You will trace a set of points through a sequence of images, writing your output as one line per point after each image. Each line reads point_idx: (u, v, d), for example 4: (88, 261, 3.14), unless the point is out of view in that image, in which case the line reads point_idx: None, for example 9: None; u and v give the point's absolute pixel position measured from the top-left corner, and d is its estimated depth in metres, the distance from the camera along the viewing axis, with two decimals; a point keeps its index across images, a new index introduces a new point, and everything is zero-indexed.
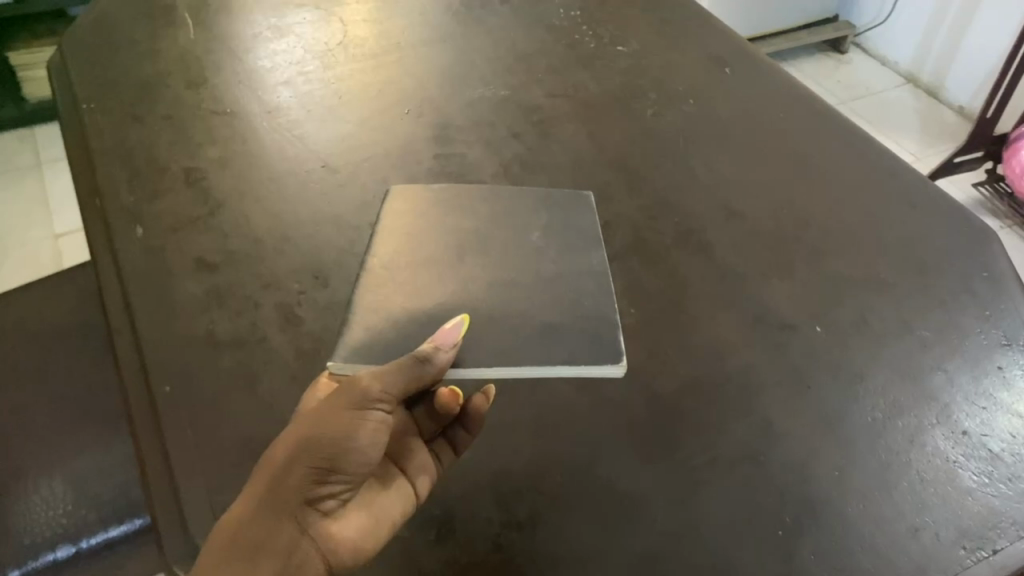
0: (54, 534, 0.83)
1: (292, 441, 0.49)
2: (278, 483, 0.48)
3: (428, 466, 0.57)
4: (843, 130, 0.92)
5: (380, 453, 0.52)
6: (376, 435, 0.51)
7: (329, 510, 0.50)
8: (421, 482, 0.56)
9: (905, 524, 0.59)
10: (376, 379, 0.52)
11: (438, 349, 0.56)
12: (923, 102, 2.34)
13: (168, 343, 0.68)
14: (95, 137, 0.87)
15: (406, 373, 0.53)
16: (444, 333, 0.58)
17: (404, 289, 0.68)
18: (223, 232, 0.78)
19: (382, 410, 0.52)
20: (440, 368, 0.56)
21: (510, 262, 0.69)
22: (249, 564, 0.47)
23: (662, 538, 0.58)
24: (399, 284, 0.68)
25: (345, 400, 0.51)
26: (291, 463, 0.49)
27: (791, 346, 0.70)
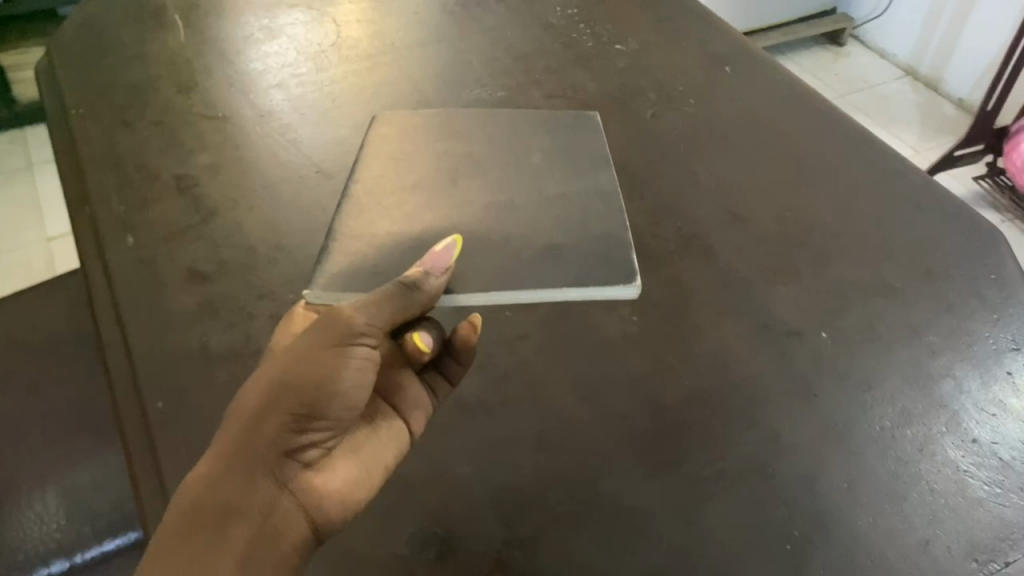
0: (47, 550, 0.81)
1: (266, 389, 0.49)
2: (249, 436, 0.48)
3: (422, 399, 0.59)
4: (846, 130, 0.90)
5: (362, 396, 0.51)
6: (358, 376, 0.51)
7: (310, 459, 0.51)
8: (415, 420, 0.58)
9: (916, 538, 0.57)
10: (359, 311, 0.51)
11: (429, 273, 0.55)
12: (922, 95, 2.32)
13: (161, 357, 0.67)
14: (84, 144, 0.85)
15: (392, 303, 0.52)
16: (436, 256, 0.56)
17: (398, 218, 0.66)
18: (215, 240, 0.76)
19: (364, 345, 0.51)
20: (432, 294, 0.55)
21: (508, 183, 0.70)
22: (221, 526, 0.47)
23: (669, 555, 0.56)
24: (392, 212, 0.67)
25: (325, 337, 0.50)
26: (265, 413, 0.48)
27: (797, 353, 0.69)
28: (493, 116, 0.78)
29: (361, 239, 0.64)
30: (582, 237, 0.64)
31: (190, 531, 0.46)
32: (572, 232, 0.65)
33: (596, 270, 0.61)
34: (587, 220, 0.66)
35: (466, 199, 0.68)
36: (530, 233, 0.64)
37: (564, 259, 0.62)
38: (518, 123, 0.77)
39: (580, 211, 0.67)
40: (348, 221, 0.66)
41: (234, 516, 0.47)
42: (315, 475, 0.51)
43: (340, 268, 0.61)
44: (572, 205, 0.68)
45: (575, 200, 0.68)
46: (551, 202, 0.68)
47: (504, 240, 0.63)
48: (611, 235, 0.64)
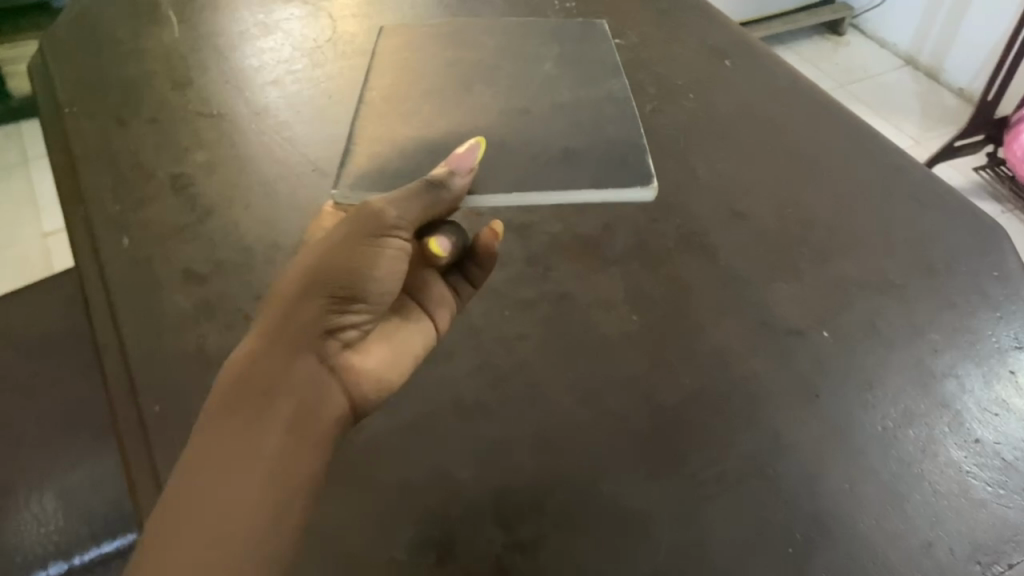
0: (45, 552, 0.81)
1: (301, 278, 0.57)
2: (290, 318, 0.56)
3: (445, 299, 0.67)
4: (847, 125, 0.90)
5: (396, 282, 0.60)
6: (393, 262, 0.59)
7: (349, 340, 0.59)
8: (439, 315, 0.66)
9: (918, 540, 0.57)
10: (391, 206, 0.59)
11: (453, 175, 0.63)
12: (922, 84, 2.31)
13: (158, 359, 0.66)
14: (79, 142, 0.84)
15: (419, 201, 0.61)
16: (460, 158, 0.64)
17: (415, 124, 0.75)
18: (212, 240, 0.75)
19: (398, 238, 0.59)
20: (457, 194, 0.63)
21: (520, 92, 0.78)
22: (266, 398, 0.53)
23: (669, 557, 0.56)
24: (411, 122, 0.75)
25: (363, 228, 0.58)
26: (303, 298, 0.56)
27: (798, 352, 0.68)
28: (504, 33, 0.88)
29: (383, 141, 0.73)
30: (600, 142, 0.72)
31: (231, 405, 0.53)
32: (588, 137, 0.73)
33: (610, 168, 0.69)
34: (602, 126, 0.74)
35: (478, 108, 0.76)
36: (548, 140, 0.72)
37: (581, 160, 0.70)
38: (531, 40, 0.87)
39: (593, 117, 0.76)
40: (370, 126, 0.75)
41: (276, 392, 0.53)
42: (354, 355, 0.59)
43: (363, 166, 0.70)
44: (583, 112, 0.77)
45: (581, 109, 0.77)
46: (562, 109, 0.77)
47: (520, 144, 0.71)
48: (624, 145, 0.72)
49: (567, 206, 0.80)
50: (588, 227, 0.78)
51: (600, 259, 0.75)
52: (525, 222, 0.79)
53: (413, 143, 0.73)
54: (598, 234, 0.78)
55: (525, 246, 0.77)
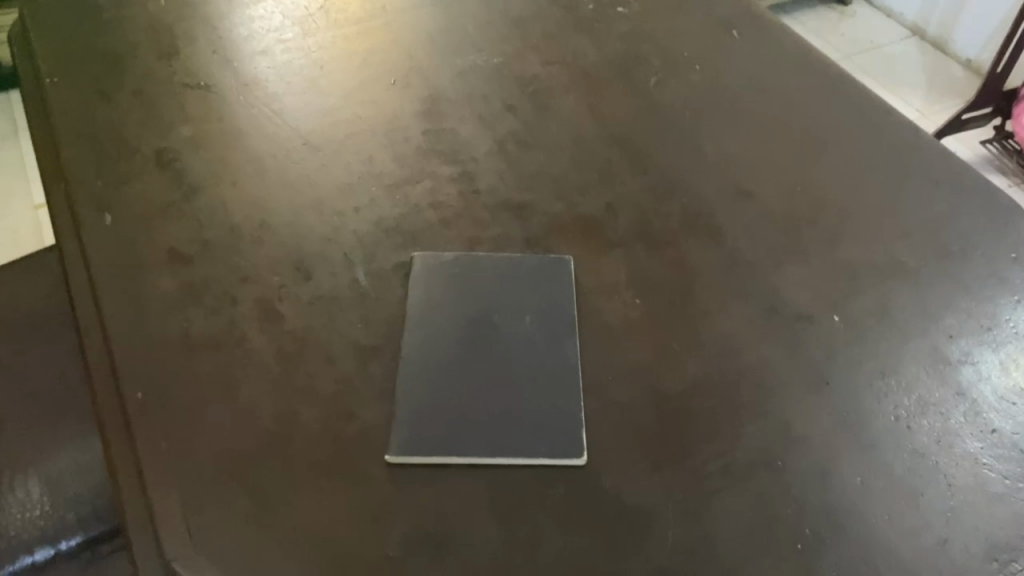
0: (30, 538, 0.79)
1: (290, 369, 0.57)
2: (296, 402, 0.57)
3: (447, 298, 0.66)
4: (859, 99, 0.86)
5: None
6: None
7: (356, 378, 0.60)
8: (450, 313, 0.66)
9: (933, 536, 0.55)
10: None
11: None
12: (929, 56, 2.27)
13: (141, 344, 0.63)
14: (59, 115, 0.81)
15: None
16: None
17: (391, 95, 0.85)
18: (198, 219, 0.72)
19: None
20: None
21: (492, 72, 0.88)
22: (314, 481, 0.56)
23: (674, 555, 0.54)
24: (389, 93, 0.85)
25: None
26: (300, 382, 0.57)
27: (808, 339, 0.66)
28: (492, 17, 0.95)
29: (363, 112, 0.83)
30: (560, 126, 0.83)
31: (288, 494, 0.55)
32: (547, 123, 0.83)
33: (569, 151, 0.80)
34: (567, 118, 0.84)
35: (458, 94, 0.85)
36: (511, 121, 0.83)
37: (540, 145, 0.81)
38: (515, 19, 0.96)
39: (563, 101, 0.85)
40: (355, 93, 0.85)
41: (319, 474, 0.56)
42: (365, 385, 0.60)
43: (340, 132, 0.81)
44: (549, 95, 0.86)
45: (549, 91, 0.86)
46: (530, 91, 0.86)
47: (478, 123, 0.82)
48: (583, 134, 0.82)
49: (568, 184, 0.77)
50: (589, 206, 0.75)
51: (602, 240, 0.73)
52: (524, 201, 0.75)
53: (386, 113, 0.83)
54: (601, 214, 0.75)
55: (524, 226, 0.74)
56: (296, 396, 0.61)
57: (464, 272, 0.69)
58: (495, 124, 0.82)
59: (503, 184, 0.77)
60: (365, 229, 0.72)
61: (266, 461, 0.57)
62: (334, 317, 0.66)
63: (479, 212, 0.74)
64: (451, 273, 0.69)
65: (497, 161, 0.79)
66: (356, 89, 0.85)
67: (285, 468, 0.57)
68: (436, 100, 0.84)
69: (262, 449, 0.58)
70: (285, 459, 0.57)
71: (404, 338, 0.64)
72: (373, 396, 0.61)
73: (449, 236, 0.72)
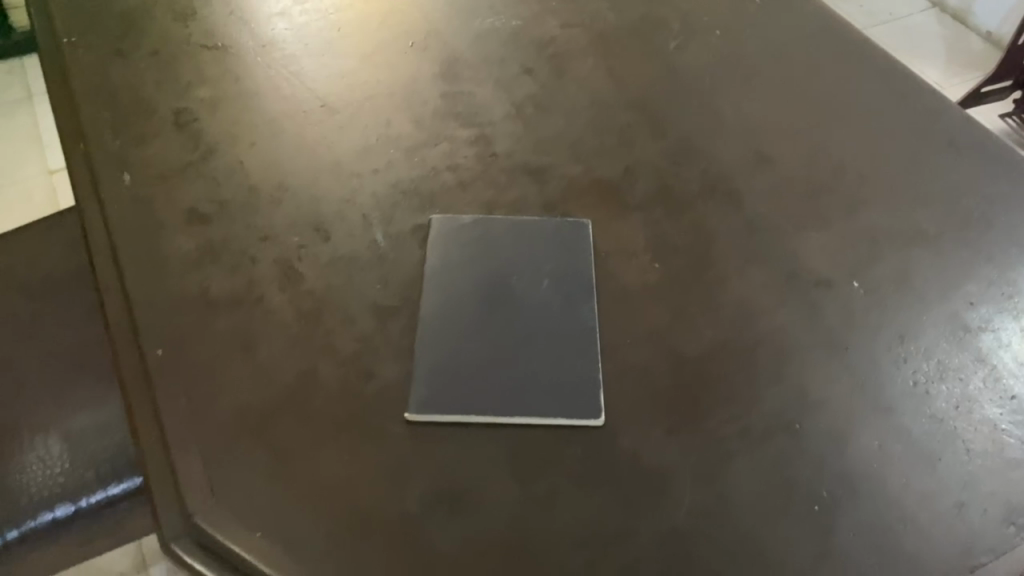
0: (51, 495, 0.80)
1: None
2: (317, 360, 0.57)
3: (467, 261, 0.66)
4: (882, 66, 0.85)
5: None
6: None
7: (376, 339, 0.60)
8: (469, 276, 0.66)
9: (951, 500, 0.55)
10: None
11: None
12: (949, 28, 2.24)
13: (161, 303, 0.64)
14: (77, 75, 0.81)
15: None
16: None
17: (407, 52, 0.85)
18: (216, 179, 0.72)
19: None
20: None
21: (508, 31, 0.88)
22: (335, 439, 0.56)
23: (690, 515, 0.54)
24: (404, 50, 0.85)
25: None
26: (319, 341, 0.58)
27: (826, 304, 0.65)
28: None
29: (380, 70, 0.83)
30: (576, 85, 0.82)
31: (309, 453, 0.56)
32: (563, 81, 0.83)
33: (586, 110, 0.80)
34: (586, 78, 0.83)
35: (477, 53, 0.85)
36: (527, 80, 0.83)
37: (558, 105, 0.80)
38: None
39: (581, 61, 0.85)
40: (370, 51, 0.85)
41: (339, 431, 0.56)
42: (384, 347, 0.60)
43: (357, 90, 0.81)
44: (566, 54, 0.86)
45: (565, 50, 0.86)
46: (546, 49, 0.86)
47: (496, 80, 0.82)
48: (601, 93, 0.82)
49: (586, 148, 0.77)
50: (607, 170, 0.75)
51: (621, 204, 0.72)
52: (542, 164, 0.75)
53: (403, 73, 0.83)
54: (619, 178, 0.74)
55: (542, 190, 0.73)
56: (315, 355, 0.61)
57: (482, 235, 0.69)
58: (513, 83, 0.82)
59: (522, 144, 0.77)
60: (382, 191, 0.72)
61: (286, 418, 0.57)
62: (352, 278, 0.66)
63: (496, 175, 0.74)
64: (469, 236, 0.69)
65: (514, 119, 0.79)
66: (371, 48, 0.85)
67: (305, 426, 0.57)
68: (453, 58, 0.84)
69: (281, 406, 0.58)
70: (304, 416, 0.58)
71: (421, 299, 0.64)
72: (391, 356, 0.61)
73: (467, 198, 0.72)
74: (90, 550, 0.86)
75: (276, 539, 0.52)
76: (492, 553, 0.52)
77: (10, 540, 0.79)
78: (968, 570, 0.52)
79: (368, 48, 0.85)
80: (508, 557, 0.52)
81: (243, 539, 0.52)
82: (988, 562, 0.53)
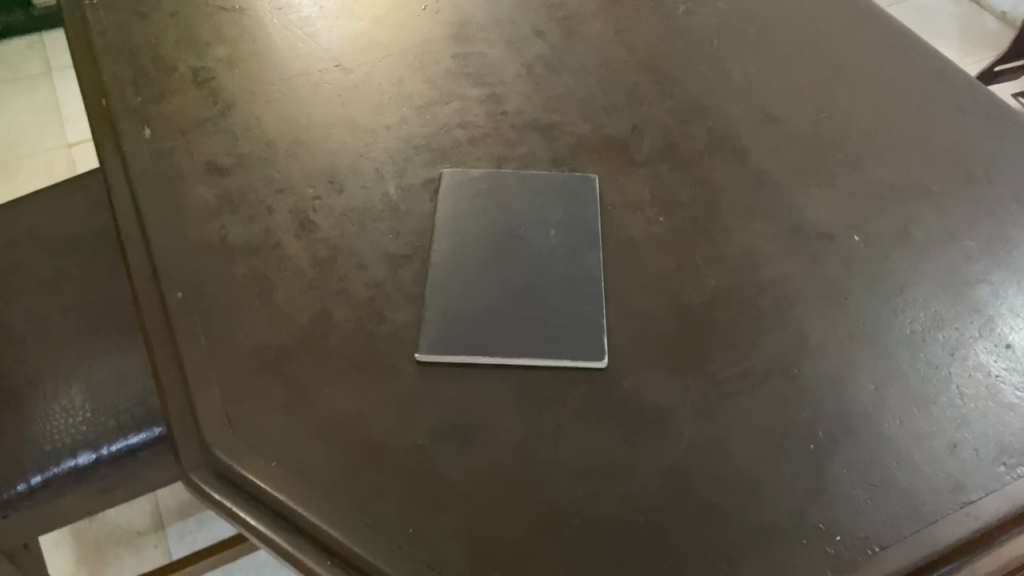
0: (74, 443, 0.83)
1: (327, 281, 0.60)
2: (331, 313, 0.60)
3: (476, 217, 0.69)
4: (888, 29, 0.86)
5: None
6: None
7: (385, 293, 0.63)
8: (477, 231, 0.68)
9: (944, 441, 0.57)
10: None
11: None
12: (963, 8, 2.23)
13: (180, 248, 0.66)
14: (98, 33, 0.83)
15: None
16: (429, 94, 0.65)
17: (420, 14, 0.87)
18: (234, 133, 0.74)
19: None
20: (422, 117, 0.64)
21: None
22: (347, 379, 0.59)
23: (690, 451, 0.56)
24: (418, 12, 0.87)
25: None
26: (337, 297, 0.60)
27: (827, 256, 0.67)
28: None
29: (393, 30, 0.85)
30: (585, 46, 0.84)
31: (321, 390, 0.58)
32: (573, 42, 0.84)
33: (594, 71, 0.82)
34: (595, 40, 0.85)
35: (489, 17, 0.87)
36: (539, 43, 0.84)
37: (569, 65, 0.82)
38: None
39: (591, 24, 0.87)
40: (385, 14, 0.87)
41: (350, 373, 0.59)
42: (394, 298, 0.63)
43: (371, 50, 0.83)
44: (576, 17, 0.87)
45: (576, 13, 0.88)
46: (556, 12, 0.88)
47: (508, 41, 0.84)
48: (609, 52, 0.84)
49: (596, 107, 0.78)
50: (615, 128, 0.76)
51: (628, 160, 0.74)
52: (551, 122, 0.77)
53: (418, 33, 0.85)
54: (627, 135, 0.76)
55: (551, 146, 0.75)
56: (330, 299, 0.63)
57: (492, 188, 0.71)
58: (524, 45, 0.84)
59: (534, 103, 0.78)
60: (396, 146, 0.74)
61: (301, 357, 0.60)
62: (366, 227, 0.68)
63: (507, 131, 0.76)
64: (479, 188, 0.71)
65: (526, 79, 0.81)
66: (385, 10, 0.87)
67: (319, 363, 0.59)
68: (466, 21, 0.86)
69: (297, 346, 0.60)
70: (319, 355, 0.60)
71: (433, 247, 0.66)
72: (403, 300, 0.63)
73: (478, 154, 0.74)
74: (106, 499, 0.88)
75: (292, 467, 0.54)
76: (498, 483, 0.54)
77: (33, 485, 0.82)
78: (959, 506, 0.54)
79: (383, 10, 0.87)
80: (514, 487, 0.54)
81: (260, 468, 0.54)
82: (978, 499, 0.54)
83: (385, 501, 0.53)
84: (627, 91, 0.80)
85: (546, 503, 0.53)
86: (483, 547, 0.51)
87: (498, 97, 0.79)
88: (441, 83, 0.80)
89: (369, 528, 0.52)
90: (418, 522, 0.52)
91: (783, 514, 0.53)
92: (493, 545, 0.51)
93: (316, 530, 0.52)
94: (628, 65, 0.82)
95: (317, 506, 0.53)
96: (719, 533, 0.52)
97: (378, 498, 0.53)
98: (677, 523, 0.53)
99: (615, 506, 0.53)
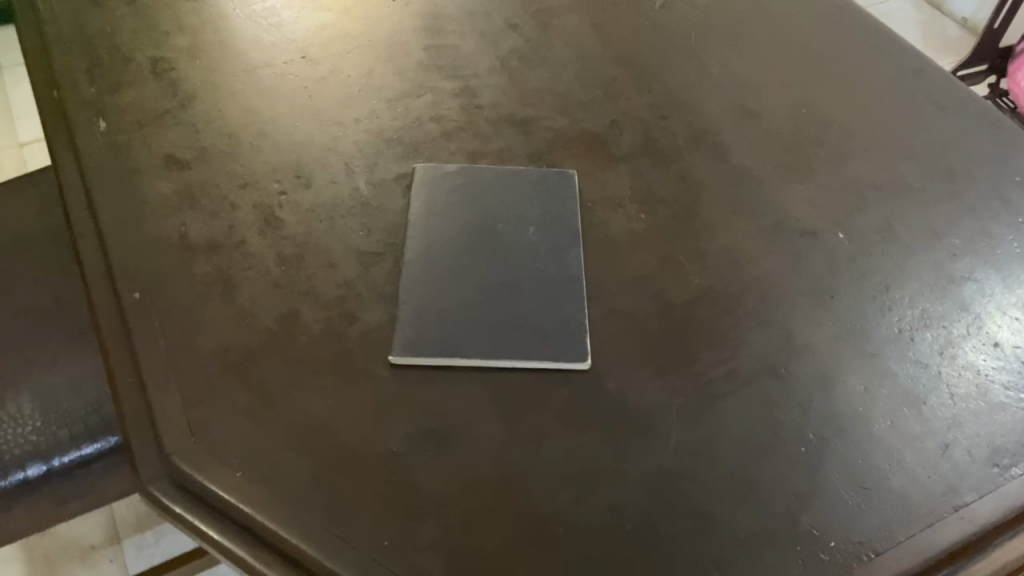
0: (21, 454, 0.78)
1: None
2: None
3: (447, 214, 0.66)
4: (866, 24, 0.85)
5: None
6: None
7: (354, 294, 0.60)
8: (448, 226, 0.65)
9: (937, 442, 0.55)
10: None
11: None
12: (925, 15, 2.25)
13: (137, 246, 0.62)
14: (50, 23, 0.78)
15: None
16: None
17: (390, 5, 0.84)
18: (195, 126, 0.71)
19: None
20: None
21: None
22: (316, 382, 0.55)
23: (677, 455, 0.53)
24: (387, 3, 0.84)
25: None
26: None
27: (810, 253, 0.65)
28: None
29: (362, 21, 0.82)
30: (560, 40, 0.82)
31: (287, 395, 0.55)
32: (548, 36, 0.82)
33: (570, 65, 0.80)
34: (570, 34, 0.83)
35: (463, 9, 0.84)
36: (513, 36, 0.82)
37: (544, 60, 0.80)
38: None
39: (566, 18, 0.85)
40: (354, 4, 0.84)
41: (319, 375, 0.56)
42: (362, 299, 0.60)
43: (337, 41, 0.80)
44: (551, 10, 0.85)
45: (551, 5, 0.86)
46: (530, 5, 0.86)
47: (480, 34, 0.82)
48: (585, 47, 0.82)
49: (573, 101, 0.76)
50: (593, 122, 0.74)
51: (606, 156, 0.72)
52: (527, 116, 0.74)
53: (387, 26, 0.82)
54: (605, 130, 0.74)
55: (528, 140, 0.73)
56: (297, 299, 0.60)
57: (468, 183, 0.68)
58: (497, 38, 0.82)
59: (509, 98, 0.76)
60: (365, 140, 0.71)
61: (267, 360, 0.56)
62: (335, 224, 0.65)
63: (482, 125, 0.73)
64: (454, 183, 0.68)
65: (500, 71, 0.78)
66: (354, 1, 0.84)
67: (287, 366, 0.56)
68: (437, 12, 0.83)
69: (263, 348, 0.57)
70: (285, 358, 0.57)
71: (406, 244, 0.64)
72: (375, 299, 0.60)
73: (451, 148, 0.71)
74: (60, 513, 0.84)
75: (256, 477, 0.51)
76: (478, 492, 0.51)
77: None
78: (952, 509, 0.52)
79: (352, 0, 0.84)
80: (494, 494, 0.51)
81: (224, 478, 0.51)
82: (972, 501, 0.53)
83: (358, 511, 0.50)
84: (602, 86, 0.78)
85: (528, 511, 0.50)
86: (462, 559, 0.48)
87: (472, 91, 0.76)
88: (412, 76, 0.77)
89: (341, 541, 0.48)
90: (394, 532, 0.49)
91: (774, 520, 0.51)
92: (473, 557, 0.48)
93: (282, 543, 0.49)
94: (604, 59, 0.80)
95: (283, 519, 0.49)
96: (710, 542, 0.50)
97: (351, 509, 0.50)
98: (667, 531, 0.50)
99: (600, 514, 0.51)
